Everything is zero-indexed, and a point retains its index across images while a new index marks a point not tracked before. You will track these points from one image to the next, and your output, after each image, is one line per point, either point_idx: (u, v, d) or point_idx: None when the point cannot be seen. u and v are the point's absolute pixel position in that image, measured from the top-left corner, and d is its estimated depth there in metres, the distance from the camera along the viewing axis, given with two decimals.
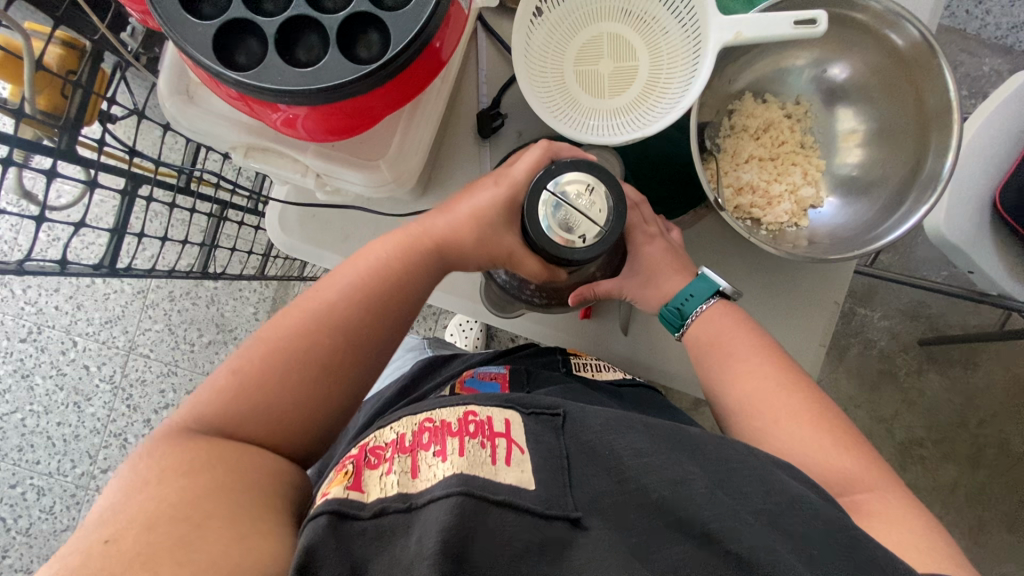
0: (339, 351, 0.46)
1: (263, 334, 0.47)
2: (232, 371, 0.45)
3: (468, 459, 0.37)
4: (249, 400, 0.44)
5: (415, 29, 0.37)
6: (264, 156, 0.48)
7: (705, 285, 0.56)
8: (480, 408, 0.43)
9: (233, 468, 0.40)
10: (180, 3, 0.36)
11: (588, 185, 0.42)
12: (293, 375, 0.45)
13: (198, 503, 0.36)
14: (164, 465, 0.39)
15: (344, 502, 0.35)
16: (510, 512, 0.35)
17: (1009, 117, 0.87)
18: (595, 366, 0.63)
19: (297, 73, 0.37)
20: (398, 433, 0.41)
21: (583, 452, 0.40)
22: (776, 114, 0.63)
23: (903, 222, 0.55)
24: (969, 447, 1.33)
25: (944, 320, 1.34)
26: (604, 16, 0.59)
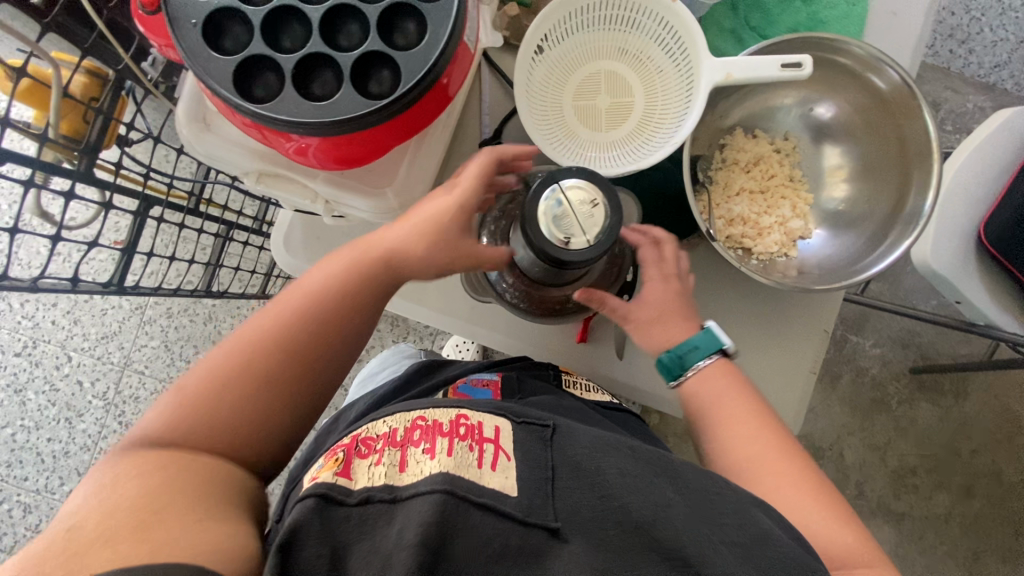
0: (306, 349, 0.46)
1: (214, 353, 0.44)
2: (183, 387, 0.43)
3: (455, 459, 0.38)
4: (216, 403, 0.42)
5: (425, 68, 0.40)
6: (277, 183, 0.49)
7: (712, 339, 0.56)
8: (472, 412, 0.44)
9: (190, 482, 0.38)
10: (204, 39, 0.39)
11: (591, 196, 0.44)
12: (262, 378, 0.44)
13: (154, 517, 0.34)
14: (114, 483, 0.36)
15: (333, 487, 0.35)
16: (490, 516, 0.36)
17: (990, 154, 0.91)
18: (584, 386, 0.63)
19: (311, 107, 0.39)
20: (391, 427, 0.42)
21: (569, 468, 0.41)
22: (766, 149, 0.66)
23: (887, 255, 0.58)
24: (961, 477, 1.34)
25: (934, 349, 1.36)
26: (602, 54, 0.62)
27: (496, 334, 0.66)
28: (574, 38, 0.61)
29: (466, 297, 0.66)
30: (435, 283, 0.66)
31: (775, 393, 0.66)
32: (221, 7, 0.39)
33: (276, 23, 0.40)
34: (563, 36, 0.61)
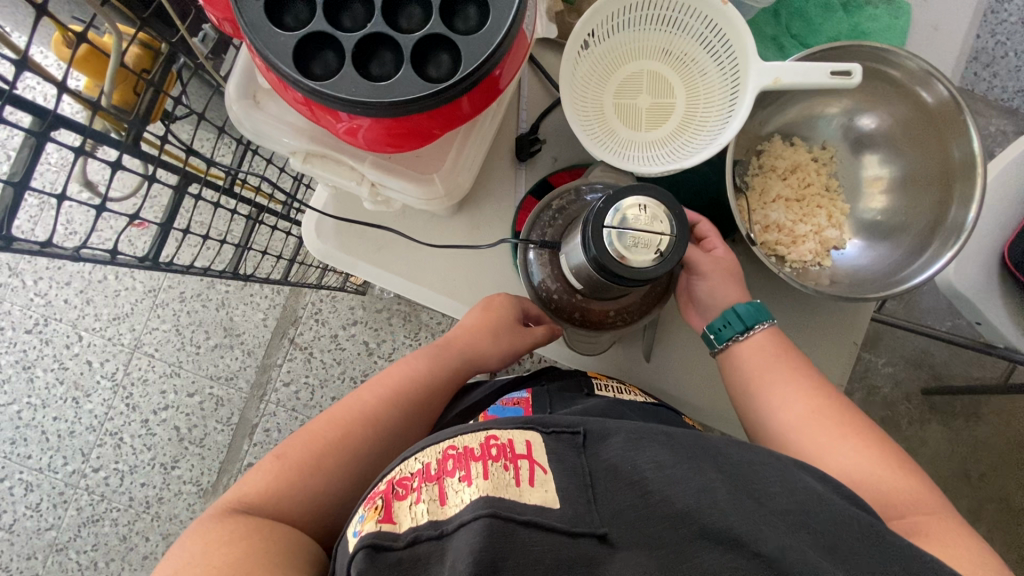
0: (374, 416, 0.54)
1: (306, 432, 0.52)
2: (278, 457, 0.51)
3: (493, 482, 0.37)
4: (301, 474, 0.49)
5: (485, 55, 0.39)
6: (321, 163, 0.49)
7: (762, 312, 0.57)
8: (500, 430, 0.42)
9: (269, 538, 0.43)
10: (266, 13, 0.39)
11: (656, 212, 0.43)
12: (346, 448, 0.51)
13: (249, 559, 0.40)
14: (211, 540, 0.42)
15: (380, 535, 0.34)
16: (537, 531, 0.35)
17: (1020, 175, 0.90)
18: (617, 388, 0.60)
19: (369, 87, 0.39)
20: (424, 462, 0.40)
21: (604, 470, 0.40)
22: (804, 156, 0.65)
23: (926, 267, 0.57)
24: (970, 501, 1.33)
25: (948, 371, 1.35)
26: (646, 53, 0.62)
27: None
28: (620, 36, 0.61)
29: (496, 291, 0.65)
30: (468, 278, 0.65)
31: None
32: None
33: (338, 2, 0.40)
34: (609, 33, 0.61)
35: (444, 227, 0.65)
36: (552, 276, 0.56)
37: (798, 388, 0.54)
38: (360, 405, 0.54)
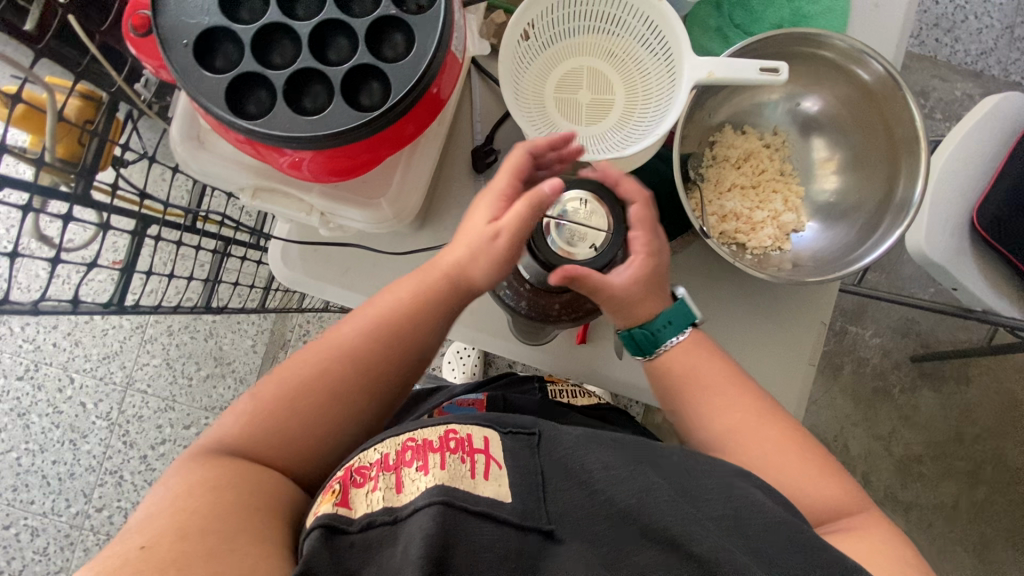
0: (350, 366, 0.49)
1: (280, 373, 0.49)
2: (254, 398, 0.48)
3: (449, 472, 0.38)
4: (273, 424, 0.47)
5: (414, 78, 0.40)
6: (271, 197, 0.50)
7: (683, 312, 0.54)
8: (460, 426, 0.42)
9: (251, 485, 0.42)
10: (195, 58, 0.39)
11: (591, 208, 0.50)
12: (327, 392, 0.48)
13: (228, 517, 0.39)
14: (194, 480, 0.41)
15: (335, 517, 0.36)
16: (488, 522, 0.36)
17: (980, 138, 0.91)
18: (570, 393, 0.66)
19: (303, 121, 0.40)
20: (382, 453, 0.40)
21: (557, 468, 0.41)
22: (755, 144, 0.66)
23: (879, 245, 0.58)
24: (966, 463, 1.34)
25: (935, 337, 1.36)
26: (586, 50, 0.63)
27: (499, 338, 0.66)
28: (561, 32, 0.62)
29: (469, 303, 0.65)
30: None
31: (772, 387, 0.66)
32: (212, 26, 0.39)
33: (265, 40, 0.41)
34: (550, 28, 0.61)
35: (408, 243, 0.65)
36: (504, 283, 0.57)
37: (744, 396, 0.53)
38: (339, 343, 0.50)
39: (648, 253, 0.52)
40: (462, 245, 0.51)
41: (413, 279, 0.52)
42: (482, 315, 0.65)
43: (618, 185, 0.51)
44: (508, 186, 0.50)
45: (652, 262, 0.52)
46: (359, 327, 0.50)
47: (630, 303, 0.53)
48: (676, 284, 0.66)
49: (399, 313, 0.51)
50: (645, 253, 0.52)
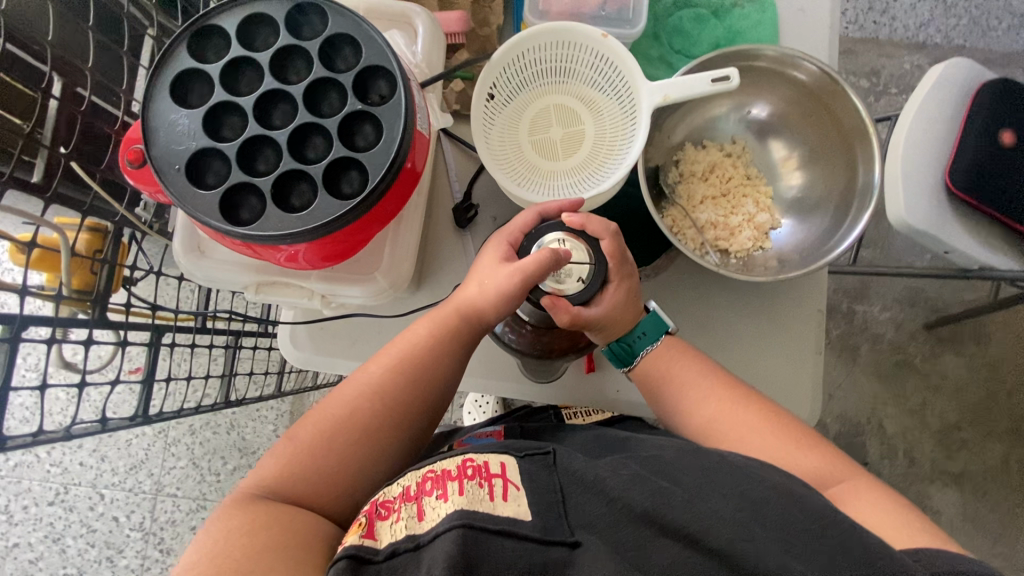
0: (379, 404, 0.51)
1: (312, 415, 0.50)
2: (289, 439, 0.49)
3: (468, 497, 0.38)
4: (309, 463, 0.47)
5: (389, 160, 0.44)
6: (273, 288, 0.54)
7: (656, 322, 0.57)
8: (477, 455, 0.44)
9: (285, 526, 0.43)
10: (188, 180, 0.43)
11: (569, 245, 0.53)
12: (354, 429, 0.49)
13: (264, 557, 0.40)
14: (232, 525, 0.42)
15: (360, 547, 0.36)
16: (508, 540, 0.36)
17: (943, 99, 0.89)
18: (586, 413, 0.67)
19: (294, 218, 0.43)
20: (404, 486, 0.41)
21: (573, 482, 0.41)
22: (717, 155, 0.70)
23: (852, 230, 0.61)
24: (1007, 421, 1.31)
25: (943, 300, 1.33)
26: (548, 91, 0.66)
27: (512, 382, 0.67)
28: (521, 79, 0.65)
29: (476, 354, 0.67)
30: None
31: (784, 380, 0.67)
32: (200, 149, 0.43)
33: (248, 152, 0.45)
34: (510, 78, 0.64)
35: (409, 306, 0.67)
36: (511, 328, 0.61)
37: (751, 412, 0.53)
38: (365, 380, 0.52)
39: (622, 282, 0.54)
40: (471, 280, 0.54)
41: (427, 321, 0.55)
42: (492, 362, 0.67)
43: (584, 228, 0.53)
44: (514, 238, 0.55)
45: (626, 288, 0.55)
46: (382, 367, 0.52)
47: (616, 322, 0.55)
48: (671, 299, 0.68)
49: (418, 355, 0.53)
50: (618, 279, 0.54)
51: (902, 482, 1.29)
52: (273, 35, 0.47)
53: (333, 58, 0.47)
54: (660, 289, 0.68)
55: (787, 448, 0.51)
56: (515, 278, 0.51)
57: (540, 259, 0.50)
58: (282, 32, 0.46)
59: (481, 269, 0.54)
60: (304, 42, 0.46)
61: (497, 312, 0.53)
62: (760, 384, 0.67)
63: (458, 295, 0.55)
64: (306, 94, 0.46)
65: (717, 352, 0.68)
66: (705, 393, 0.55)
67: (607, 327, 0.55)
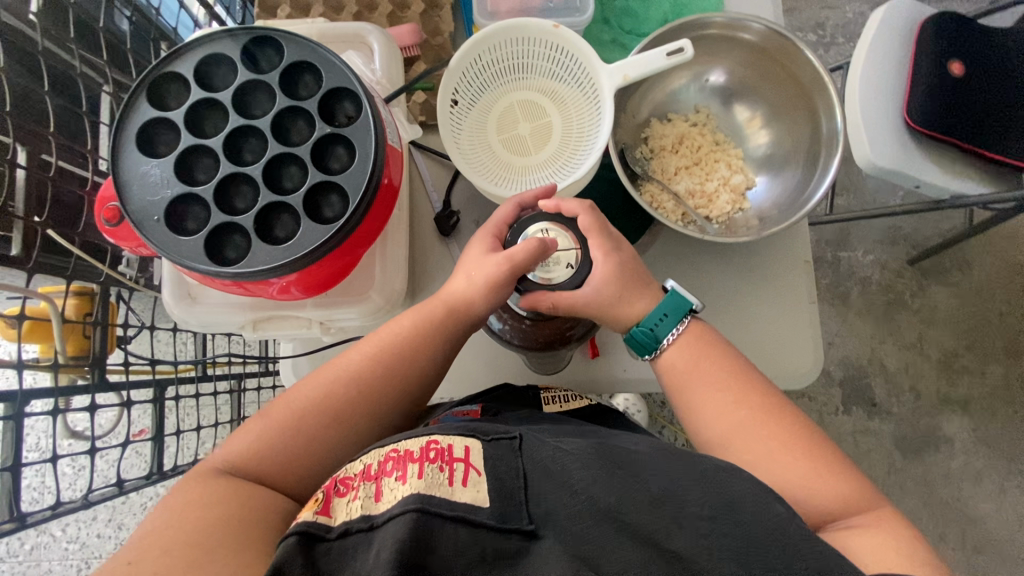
0: (360, 393, 0.50)
1: (291, 396, 0.50)
2: (262, 417, 0.49)
3: (427, 480, 0.37)
4: (282, 443, 0.47)
5: (366, 179, 0.44)
6: (271, 323, 0.54)
7: (679, 302, 0.55)
8: (443, 436, 0.41)
9: (249, 503, 0.42)
10: (167, 227, 0.43)
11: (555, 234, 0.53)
12: (329, 413, 0.49)
13: (220, 531, 0.39)
14: (193, 497, 0.41)
15: (313, 525, 0.35)
16: (461, 526, 0.35)
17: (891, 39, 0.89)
18: (563, 396, 0.61)
19: (279, 249, 0.44)
20: (366, 463, 0.40)
21: (539, 470, 0.39)
22: (684, 126, 0.71)
23: (824, 177, 0.62)
24: (1001, 341, 1.33)
25: (921, 235, 1.36)
26: (510, 88, 0.67)
27: (521, 378, 0.67)
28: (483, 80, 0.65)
29: (481, 358, 0.68)
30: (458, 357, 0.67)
31: (783, 333, 0.69)
32: (175, 196, 0.43)
33: (225, 191, 0.45)
34: (471, 82, 0.65)
35: None
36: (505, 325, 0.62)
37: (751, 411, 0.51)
38: (347, 366, 0.51)
39: (609, 257, 0.54)
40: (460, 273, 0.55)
41: (411, 313, 0.55)
42: (498, 363, 0.68)
43: (558, 210, 0.55)
44: (499, 230, 0.56)
45: (617, 260, 0.54)
46: (364, 354, 0.52)
47: (613, 305, 0.55)
48: (662, 273, 0.69)
49: (401, 345, 0.53)
50: (606, 256, 0.54)
51: (911, 416, 1.31)
52: (232, 73, 0.47)
53: (295, 87, 0.47)
54: (648, 265, 0.69)
55: (781, 446, 0.49)
56: (504, 267, 0.52)
57: (528, 249, 0.51)
58: (240, 69, 0.46)
59: (471, 262, 0.55)
60: (263, 75, 0.46)
61: (484, 304, 0.54)
62: (761, 342, 0.68)
63: (448, 288, 0.55)
64: (273, 126, 0.46)
65: (714, 316, 0.69)
66: (725, 395, 0.52)
67: (601, 314, 0.55)
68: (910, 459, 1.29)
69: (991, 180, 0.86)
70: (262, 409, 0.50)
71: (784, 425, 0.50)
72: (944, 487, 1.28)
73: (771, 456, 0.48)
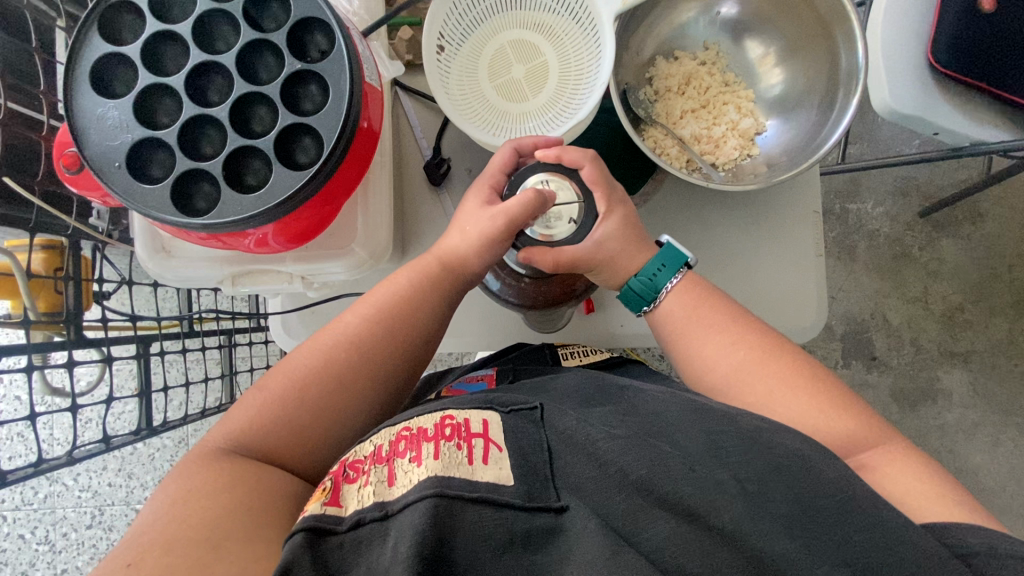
0: (358, 356, 0.48)
1: (287, 365, 0.48)
2: (260, 391, 0.47)
3: (443, 461, 0.35)
4: (281, 412, 0.45)
5: (341, 119, 0.41)
6: (250, 278, 0.52)
7: (674, 254, 0.52)
8: (458, 410, 0.40)
9: (254, 484, 0.40)
10: (131, 174, 0.40)
11: (554, 183, 0.50)
12: (329, 380, 0.47)
13: (224, 518, 0.37)
14: (194, 486, 0.39)
15: (321, 517, 0.33)
16: (486, 508, 0.33)
17: None
18: (581, 351, 0.61)
19: (252, 198, 0.40)
20: (376, 445, 0.38)
21: (564, 442, 0.38)
22: (691, 65, 0.66)
23: (841, 118, 0.57)
24: (1009, 295, 1.30)
25: (935, 186, 1.30)
26: (501, 25, 0.61)
27: (514, 334, 0.66)
28: (473, 17, 0.60)
29: (474, 313, 0.66)
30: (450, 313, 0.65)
31: (786, 287, 0.66)
32: (137, 141, 0.40)
33: (190, 135, 0.41)
34: (459, 19, 0.59)
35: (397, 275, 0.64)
36: (506, 286, 0.60)
37: (750, 348, 0.49)
38: (343, 329, 0.49)
39: (614, 210, 0.51)
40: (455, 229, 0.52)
41: (406, 271, 0.53)
42: (492, 318, 0.66)
43: (559, 160, 0.51)
44: (497, 180, 0.52)
45: (620, 217, 0.51)
46: (359, 316, 0.50)
47: (611, 260, 0.52)
48: (663, 224, 0.66)
49: (398, 305, 0.50)
50: (610, 210, 0.51)
51: (911, 370, 1.31)
52: (190, 2, 0.42)
53: (261, 19, 0.43)
54: (649, 217, 0.66)
55: (792, 386, 0.46)
56: (502, 219, 0.49)
57: (523, 202, 0.48)
58: None
59: (465, 217, 0.52)
60: (224, 4, 0.41)
61: (481, 257, 0.51)
62: (762, 298, 0.66)
63: (442, 246, 0.53)
64: (239, 62, 0.42)
65: (716, 270, 0.66)
66: (720, 335, 0.50)
67: (602, 269, 0.53)
68: (906, 412, 1.29)
69: (1015, 125, 0.77)
70: (259, 381, 0.48)
71: (783, 361, 0.48)
72: (937, 438, 1.29)
73: (787, 404, 0.46)
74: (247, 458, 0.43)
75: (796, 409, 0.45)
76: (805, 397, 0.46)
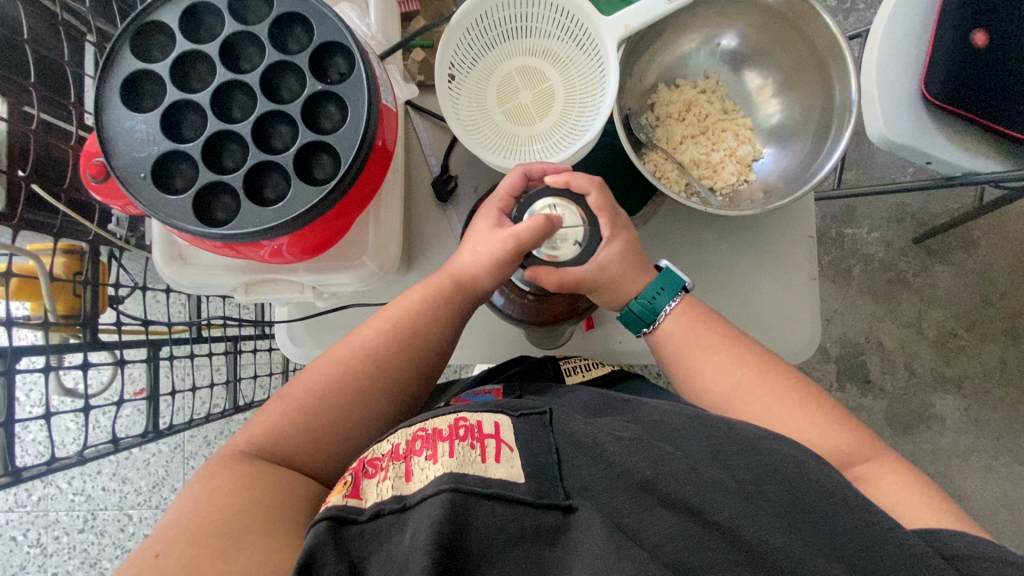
0: (375, 368, 0.49)
1: (307, 374, 0.49)
2: (282, 398, 0.48)
3: (459, 459, 0.36)
4: (301, 418, 0.47)
5: (358, 138, 0.43)
6: (263, 286, 0.54)
7: (672, 279, 0.54)
8: (471, 412, 0.41)
9: (277, 487, 0.42)
10: (156, 185, 0.42)
11: (561, 208, 0.52)
12: (347, 389, 0.48)
13: (244, 516, 0.38)
14: (217, 485, 0.41)
15: (343, 508, 0.34)
16: (498, 504, 0.35)
17: None
18: (583, 365, 0.62)
19: (270, 211, 0.42)
20: (394, 442, 0.39)
21: (571, 444, 0.39)
22: (692, 93, 0.68)
23: (834, 150, 0.60)
24: (1001, 322, 1.32)
25: (928, 213, 1.33)
26: (510, 53, 0.64)
27: (514, 348, 0.67)
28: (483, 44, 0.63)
29: (476, 327, 0.67)
30: None
31: (781, 309, 0.68)
32: (163, 153, 0.42)
33: (213, 148, 0.43)
34: (471, 46, 0.62)
35: (402, 286, 0.66)
36: (512, 302, 0.61)
37: (746, 366, 0.51)
38: (360, 341, 0.51)
39: (617, 235, 0.53)
40: (469, 246, 0.54)
41: (421, 287, 0.54)
42: (494, 332, 0.67)
43: (568, 185, 0.53)
44: (505, 203, 0.54)
45: (623, 241, 0.53)
46: (375, 330, 0.51)
47: (610, 280, 0.54)
48: (662, 244, 0.68)
49: (414, 319, 0.52)
50: (614, 235, 0.53)
51: (905, 394, 1.32)
52: (219, 23, 0.45)
53: (285, 40, 0.45)
54: (649, 237, 0.68)
55: (787, 400, 0.48)
56: (509, 245, 0.51)
57: (534, 227, 0.50)
58: (228, 20, 0.44)
59: (478, 236, 0.54)
60: (250, 27, 0.44)
61: (493, 274, 0.53)
62: (757, 320, 0.68)
63: (456, 262, 0.55)
64: (263, 81, 0.44)
65: (713, 291, 0.68)
66: (717, 355, 0.52)
67: (604, 290, 0.54)
68: (899, 436, 1.31)
69: (1004, 158, 0.79)
70: (280, 389, 0.49)
71: (777, 379, 0.50)
72: (931, 463, 1.29)
73: (784, 420, 0.47)
74: (268, 462, 0.44)
75: (791, 425, 0.47)
76: (798, 415, 0.47)
